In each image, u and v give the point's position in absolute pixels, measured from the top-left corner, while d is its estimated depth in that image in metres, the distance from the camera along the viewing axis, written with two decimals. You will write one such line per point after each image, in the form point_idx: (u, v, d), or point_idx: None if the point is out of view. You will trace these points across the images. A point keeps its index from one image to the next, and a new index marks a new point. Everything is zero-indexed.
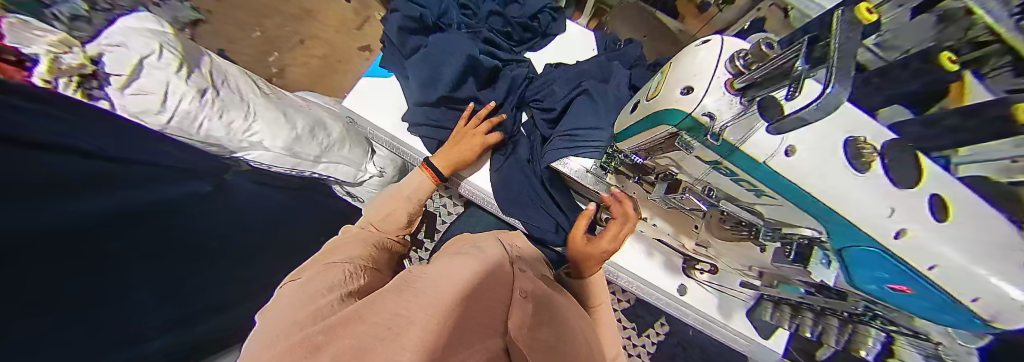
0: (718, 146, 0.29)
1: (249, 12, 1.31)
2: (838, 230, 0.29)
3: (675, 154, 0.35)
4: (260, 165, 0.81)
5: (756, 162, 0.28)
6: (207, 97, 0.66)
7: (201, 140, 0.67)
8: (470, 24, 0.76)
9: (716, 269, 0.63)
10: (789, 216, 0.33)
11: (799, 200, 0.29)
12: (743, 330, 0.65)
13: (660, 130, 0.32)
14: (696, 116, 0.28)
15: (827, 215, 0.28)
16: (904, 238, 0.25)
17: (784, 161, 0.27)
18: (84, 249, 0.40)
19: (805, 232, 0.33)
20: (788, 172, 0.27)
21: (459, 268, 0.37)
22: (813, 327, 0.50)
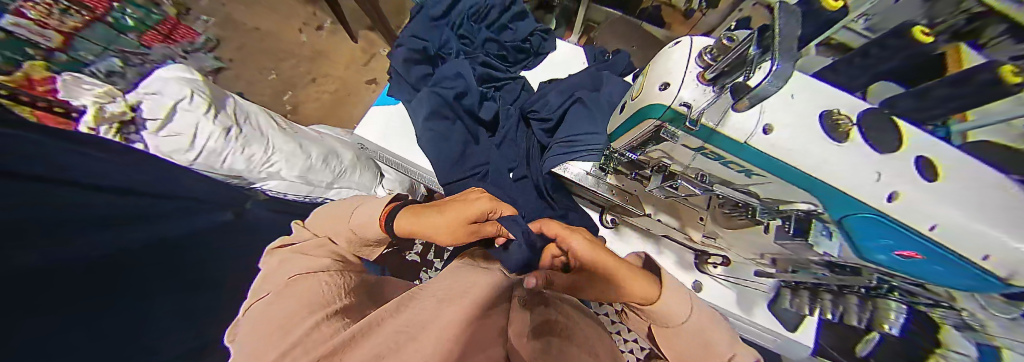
0: (701, 132, 0.31)
1: (266, 57, 1.43)
2: (834, 201, 0.30)
3: (665, 146, 0.38)
4: (279, 194, 0.86)
5: (737, 143, 0.30)
6: (231, 134, 0.71)
7: (225, 174, 0.72)
8: (469, 52, 0.83)
9: (728, 261, 0.63)
10: (781, 192, 0.35)
11: (785, 174, 0.31)
12: (769, 325, 0.62)
13: (647, 124, 0.35)
14: (676, 107, 0.31)
15: (817, 185, 0.30)
16: (898, 200, 0.26)
17: (763, 140, 0.29)
18: (121, 280, 0.44)
19: (800, 206, 0.35)
20: (768, 148, 0.29)
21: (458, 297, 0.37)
22: (834, 307, 0.52)
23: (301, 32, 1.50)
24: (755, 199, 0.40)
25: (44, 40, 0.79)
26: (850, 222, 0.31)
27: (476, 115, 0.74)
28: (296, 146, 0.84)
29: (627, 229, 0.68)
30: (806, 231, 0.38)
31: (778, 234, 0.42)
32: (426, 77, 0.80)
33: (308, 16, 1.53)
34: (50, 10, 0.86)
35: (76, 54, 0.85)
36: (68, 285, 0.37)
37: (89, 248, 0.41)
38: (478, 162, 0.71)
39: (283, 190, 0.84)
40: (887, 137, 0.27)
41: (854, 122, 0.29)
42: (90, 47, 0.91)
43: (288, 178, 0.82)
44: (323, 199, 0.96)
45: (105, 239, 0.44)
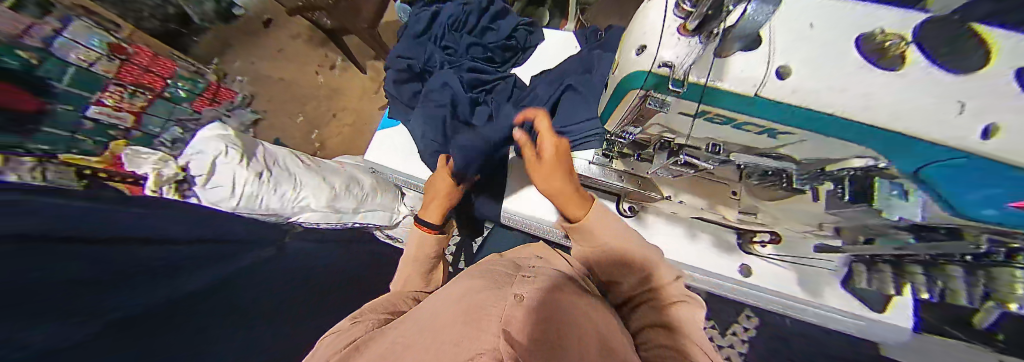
0: (698, 95, 0.27)
1: (291, 103, 1.57)
2: (904, 151, 0.24)
3: (659, 120, 0.34)
4: (312, 224, 0.92)
5: (746, 98, 0.25)
6: (262, 177, 0.78)
7: (263, 213, 0.79)
8: (455, 62, 0.83)
9: (779, 239, 0.54)
10: (825, 150, 0.29)
11: (825, 127, 0.25)
12: (844, 310, 0.54)
13: (631, 96, 0.32)
14: (657, 71, 0.27)
15: (870, 135, 0.24)
16: (997, 137, 0.20)
17: (776, 88, 0.24)
18: (214, 311, 0.52)
19: (856, 164, 0.29)
20: (793, 99, 0.24)
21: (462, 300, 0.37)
22: (931, 284, 0.43)
23: (318, 74, 1.63)
24: (789, 162, 0.35)
25: (121, 122, 0.92)
26: (932, 172, 0.25)
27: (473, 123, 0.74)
28: (319, 179, 0.90)
29: (646, 215, 0.62)
30: (868, 196, 0.30)
31: (828, 199, 0.36)
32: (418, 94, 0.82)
33: (322, 59, 1.66)
34: (122, 95, 0.97)
35: (146, 129, 0.99)
36: (167, 323, 0.44)
37: (186, 285, 0.51)
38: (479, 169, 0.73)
39: (315, 221, 0.91)
40: (959, 50, 0.21)
41: (910, 40, 0.22)
42: (155, 120, 1.06)
43: (318, 209, 0.89)
44: (352, 224, 1.02)
45: (190, 280, 0.52)
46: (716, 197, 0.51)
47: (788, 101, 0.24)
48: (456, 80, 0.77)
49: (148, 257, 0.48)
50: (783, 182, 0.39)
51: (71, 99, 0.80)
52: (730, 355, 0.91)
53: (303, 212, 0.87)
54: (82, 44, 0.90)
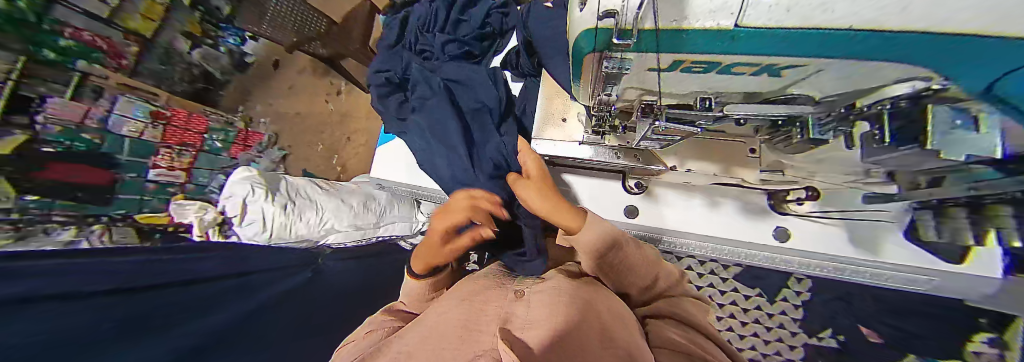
0: (648, 39, 0.25)
1: (311, 133, 1.63)
2: (986, 61, 0.17)
3: (632, 80, 0.32)
4: (341, 244, 0.99)
5: (726, 32, 0.20)
6: (287, 208, 0.84)
7: (294, 240, 0.86)
8: (432, 62, 0.82)
9: (817, 194, 0.50)
10: (850, 79, 0.23)
11: (847, 48, 0.19)
12: (909, 261, 0.50)
13: (590, 59, 0.31)
14: (601, 25, 0.25)
15: (921, 47, 0.17)
16: None
17: (765, 10, 0.18)
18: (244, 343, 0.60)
19: (899, 88, 0.22)
20: (781, 19, 0.18)
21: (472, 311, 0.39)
22: None
23: (327, 101, 1.70)
24: (805, 104, 0.29)
25: (175, 179, 1.04)
26: (1019, 88, 0.18)
27: (456, 124, 0.71)
28: (338, 201, 0.95)
29: (658, 189, 0.61)
30: (920, 131, 0.21)
31: (867, 145, 0.28)
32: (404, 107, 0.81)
33: (328, 87, 1.71)
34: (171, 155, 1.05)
35: (197, 181, 1.10)
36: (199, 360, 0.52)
37: (214, 324, 0.59)
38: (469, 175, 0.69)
39: (342, 241, 0.96)
40: None
41: None
42: (203, 173, 1.13)
43: (342, 229, 0.94)
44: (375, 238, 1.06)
45: (228, 316, 0.62)
46: (728, 159, 0.45)
47: (785, 24, 0.18)
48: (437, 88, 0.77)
49: (185, 297, 0.59)
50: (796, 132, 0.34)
51: (138, 168, 0.94)
52: (782, 322, 0.88)
53: (330, 234, 0.93)
54: (128, 118, 0.98)
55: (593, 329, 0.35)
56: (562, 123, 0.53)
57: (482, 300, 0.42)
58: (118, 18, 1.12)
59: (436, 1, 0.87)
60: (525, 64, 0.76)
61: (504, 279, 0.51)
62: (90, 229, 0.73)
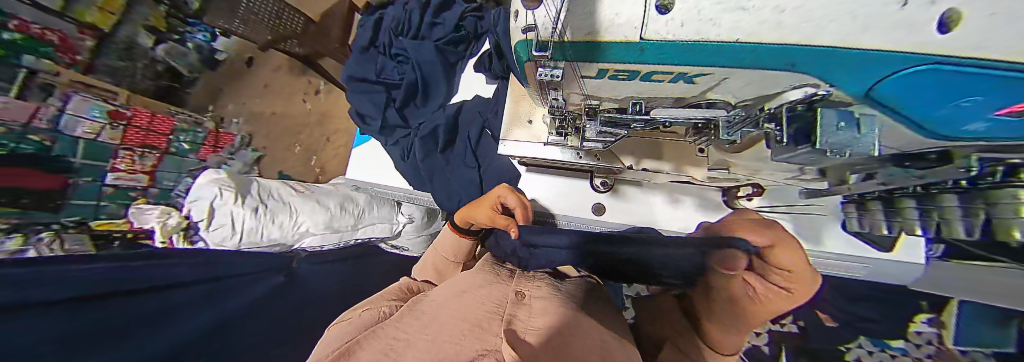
0: (568, 52, 0.27)
1: (288, 134, 1.55)
2: (843, 71, 0.21)
3: (570, 87, 0.35)
4: (318, 248, 0.95)
5: (636, 44, 0.23)
6: (260, 211, 0.81)
7: (266, 245, 0.83)
8: (409, 73, 0.85)
9: (761, 190, 0.57)
10: (761, 86, 0.26)
11: (745, 59, 0.22)
12: (849, 250, 0.57)
13: (528, 67, 0.33)
14: (526, 35, 0.27)
15: (787, 57, 0.21)
16: (953, 31, 0.16)
17: (662, 25, 0.21)
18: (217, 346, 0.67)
19: (790, 96, 0.26)
20: (673, 38, 0.21)
21: (470, 302, 0.39)
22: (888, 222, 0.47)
23: (304, 101, 1.63)
24: (724, 107, 0.32)
25: (137, 183, 0.94)
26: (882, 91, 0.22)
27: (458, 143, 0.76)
28: (313, 203, 0.92)
29: (625, 188, 0.65)
30: (811, 134, 0.27)
31: (776, 145, 0.33)
32: (388, 127, 0.85)
33: (306, 86, 1.65)
34: (134, 159, 0.96)
35: (162, 185, 0.99)
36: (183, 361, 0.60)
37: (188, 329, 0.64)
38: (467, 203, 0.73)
39: (319, 244, 0.93)
40: None
41: None
42: (168, 176, 1.02)
43: (317, 233, 0.91)
44: (354, 241, 1.03)
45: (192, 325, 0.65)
46: (681, 159, 0.49)
47: (685, 37, 0.21)
48: (428, 114, 0.84)
49: (153, 308, 0.62)
50: (716, 135, 0.38)
51: (95, 172, 0.86)
52: None
53: (304, 237, 0.89)
54: (82, 118, 0.88)
55: (599, 341, 0.33)
56: (528, 125, 0.55)
57: (475, 298, 0.40)
58: (71, 12, 1.05)
59: (410, 4, 0.89)
60: (496, 66, 0.77)
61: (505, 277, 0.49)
62: (40, 235, 0.70)
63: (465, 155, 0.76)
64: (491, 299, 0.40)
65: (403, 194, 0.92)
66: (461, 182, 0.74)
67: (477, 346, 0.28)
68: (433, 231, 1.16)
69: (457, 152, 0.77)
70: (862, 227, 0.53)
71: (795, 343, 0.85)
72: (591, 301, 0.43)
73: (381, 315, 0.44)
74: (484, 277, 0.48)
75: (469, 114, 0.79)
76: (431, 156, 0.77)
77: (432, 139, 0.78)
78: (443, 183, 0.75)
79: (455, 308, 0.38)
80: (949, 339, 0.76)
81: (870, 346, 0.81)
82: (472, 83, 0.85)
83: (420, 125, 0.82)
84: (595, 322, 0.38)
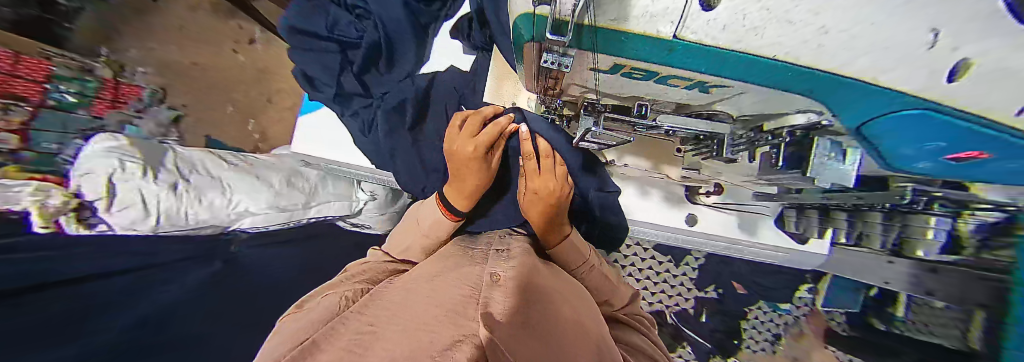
0: (586, 35, 0.21)
1: (214, 91, 1.27)
2: (839, 98, 0.21)
3: (577, 78, 0.28)
4: (263, 228, 0.84)
5: (667, 41, 0.19)
6: (180, 189, 0.67)
7: (195, 226, 0.71)
8: (370, 31, 0.72)
9: (721, 188, 0.59)
10: (768, 105, 0.25)
11: (767, 74, 0.20)
12: (776, 242, 0.64)
13: (529, 50, 0.25)
14: (537, 11, 0.20)
15: (795, 77, 0.20)
16: (964, 79, 0.16)
17: (704, 24, 0.17)
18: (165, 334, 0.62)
19: (800, 117, 0.26)
20: (703, 39, 0.18)
21: (443, 286, 0.33)
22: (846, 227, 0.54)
23: (236, 51, 1.33)
24: (726, 119, 0.31)
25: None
26: (872, 130, 0.23)
27: (432, 119, 0.69)
28: (253, 179, 0.81)
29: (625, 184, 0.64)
30: (804, 160, 0.28)
31: (765, 165, 0.35)
32: (345, 94, 0.74)
33: (235, 32, 1.34)
34: None
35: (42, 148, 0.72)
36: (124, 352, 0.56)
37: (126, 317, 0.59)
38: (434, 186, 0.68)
39: (263, 224, 0.82)
40: None
41: None
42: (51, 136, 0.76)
43: (260, 212, 0.80)
44: (308, 220, 0.94)
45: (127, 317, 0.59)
46: (661, 159, 0.53)
47: (717, 41, 0.18)
48: (393, 83, 0.74)
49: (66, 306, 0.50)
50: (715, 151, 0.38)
51: None
52: (682, 281, 1.02)
53: (244, 218, 0.78)
54: None
55: (585, 338, 0.30)
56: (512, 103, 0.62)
57: (450, 282, 0.34)
58: None
59: None
60: (476, 37, 0.68)
61: (483, 255, 0.45)
62: None
63: (437, 134, 0.68)
64: (473, 278, 0.35)
65: (369, 173, 0.84)
66: (429, 162, 0.68)
67: (454, 331, 0.24)
68: (398, 209, 1.10)
69: (427, 133, 0.69)
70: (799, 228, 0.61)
71: (714, 306, 0.99)
72: (565, 281, 0.42)
73: (341, 305, 0.35)
74: (450, 258, 0.43)
75: (441, 89, 0.70)
76: (396, 133, 0.68)
77: (398, 113, 0.69)
78: (408, 162, 0.68)
79: (425, 294, 0.31)
80: (821, 302, 0.90)
81: (766, 309, 0.97)
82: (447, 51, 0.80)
83: (384, 95, 0.72)
84: (573, 301, 0.37)
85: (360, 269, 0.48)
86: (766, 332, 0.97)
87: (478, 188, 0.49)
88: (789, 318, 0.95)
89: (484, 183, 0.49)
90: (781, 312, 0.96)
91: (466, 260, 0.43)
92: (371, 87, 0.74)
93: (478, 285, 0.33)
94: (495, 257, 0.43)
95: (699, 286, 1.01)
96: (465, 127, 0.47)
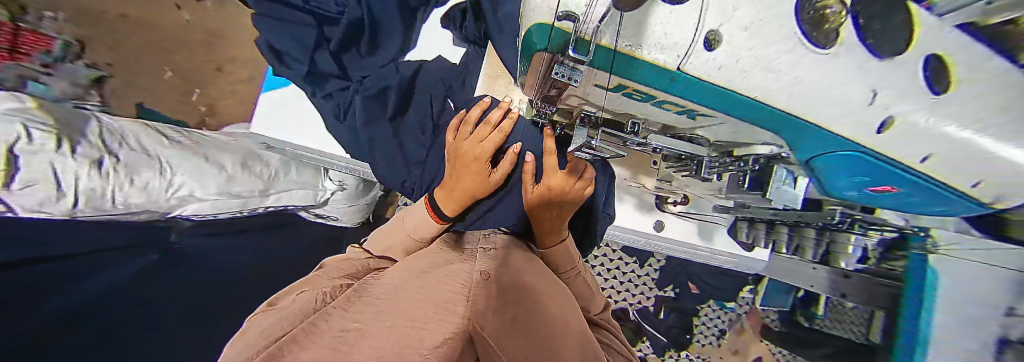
0: (598, 55, 0.21)
1: (149, 51, 1.09)
2: (800, 140, 0.24)
3: (579, 91, 0.29)
4: (208, 216, 0.75)
5: (669, 71, 0.20)
6: (107, 167, 0.57)
7: (125, 212, 0.61)
8: (352, 6, 0.66)
9: (687, 199, 0.65)
10: (737, 135, 0.28)
11: (749, 115, 0.22)
12: (726, 249, 0.72)
13: (540, 59, 0.26)
14: (558, 25, 0.20)
15: (786, 123, 0.22)
16: (888, 130, 0.21)
17: (704, 62, 0.18)
18: (110, 319, 0.55)
19: (763, 148, 0.30)
20: (707, 76, 0.19)
21: (433, 283, 0.33)
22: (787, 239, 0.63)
23: (179, 8, 1.14)
24: (703, 143, 0.35)
25: None
26: (818, 163, 0.27)
27: (416, 110, 0.66)
28: (200, 160, 0.72)
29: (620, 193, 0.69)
30: (765, 184, 0.34)
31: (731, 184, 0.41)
32: (319, 73, 0.68)
33: None
34: None
35: None
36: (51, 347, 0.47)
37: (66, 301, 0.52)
38: (415, 180, 0.66)
39: (209, 212, 0.73)
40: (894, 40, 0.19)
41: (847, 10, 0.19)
42: None
43: (207, 199, 0.71)
44: (263, 209, 0.86)
45: (57, 306, 0.50)
46: (640, 169, 0.57)
47: (714, 79, 0.19)
48: (375, 67, 0.70)
49: None
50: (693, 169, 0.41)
51: None
52: (645, 280, 1.11)
53: (188, 203, 0.69)
54: None
55: (569, 329, 0.32)
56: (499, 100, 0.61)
57: (439, 280, 0.34)
58: None
59: None
60: (469, 30, 0.67)
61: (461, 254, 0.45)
62: None
63: (420, 126, 0.66)
64: (461, 277, 0.35)
65: (342, 162, 0.78)
66: (410, 155, 0.66)
67: (443, 329, 0.25)
68: (370, 201, 1.05)
69: (410, 125, 0.66)
70: (747, 237, 0.70)
71: (671, 303, 1.11)
72: (547, 278, 0.44)
73: (320, 300, 0.33)
74: (432, 256, 0.42)
75: (429, 79, 0.67)
76: (375, 123, 0.65)
77: (379, 101, 0.65)
78: (387, 152, 0.65)
79: (410, 291, 0.31)
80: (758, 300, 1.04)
81: (714, 307, 1.10)
82: (437, 42, 0.75)
83: (363, 80, 0.68)
84: (556, 296, 0.39)
85: (327, 267, 0.45)
86: (713, 327, 1.10)
87: (465, 195, 0.51)
88: (732, 315, 1.09)
89: (473, 191, 0.51)
90: (727, 310, 1.09)
91: (449, 256, 0.43)
92: (349, 67, 0.69)
93: (468, 282, 0.34)
94: (481, 256, 0.43)
95: (658, 285, 1.11)
96: (477, 132, 0.48)
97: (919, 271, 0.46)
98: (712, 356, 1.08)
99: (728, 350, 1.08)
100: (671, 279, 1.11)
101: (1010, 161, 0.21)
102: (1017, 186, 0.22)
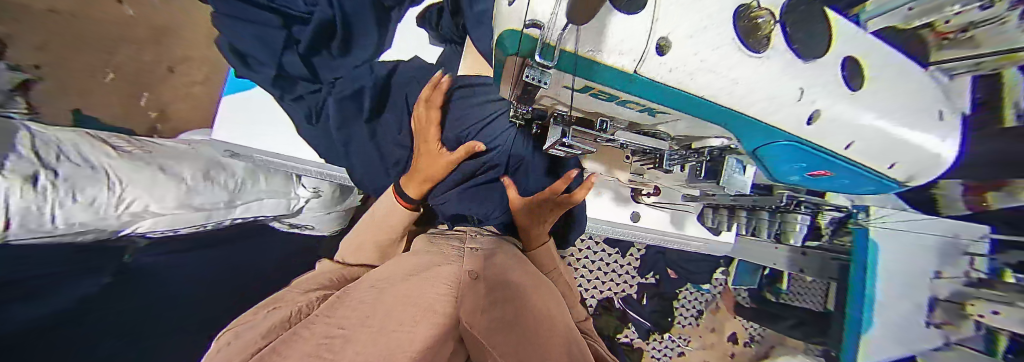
0: (562, 60, 0.21)
1: (84, 49, 0.98)
2: (740, 133, 0.26)
3: (549, 92, 0.29)
4: (167, 232, 0.69)
5: (627, 75, 0.20)
6: (44, 183, 0.47)
7: (65, 233, 0.51)
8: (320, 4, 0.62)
9: (659, 191, 0.69)
10: (695, 130, 0.31)
11: (703, 114, 0.24)
12: (697, 234, 0.77)
13: (512, 62, 0.26)
14: (525, 33, 0.20)
15: (730, 119, 0.23)
16: (815, 121, 0.23)
17: (655, 66, 0.19)
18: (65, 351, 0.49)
19: (716, 142, 0.33)
20: (661, 79, 0.20)
21: (424, 283, 0.31)
22: (749, 223, 0.67)
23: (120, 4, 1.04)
24: (665, 139, 0.37)
25: None
26: (762, 156, 0.28)
27: (394, 112, 0.65)
28: (155, 172, 0.65)
29: (601, 188, 0.72)
30: (718, 172, 0.38)
31: (691, 174, 0.44)
32: (286, 78, 0.66)
33: None
34: None
35: None
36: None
37: (53, 306, 0.49)
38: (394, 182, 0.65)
39: (168, 227, 0.67)
40: (809, 43, 0.22)
41: (776, 17, 0.22)
42: None
43: (165, 213, 0.65)
44: (229, 221, 0.80)
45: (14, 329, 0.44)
46: (614, 163, 0.58)
47: (667, 82, 0.20)
48: (348, 68, 0.67)
49: None
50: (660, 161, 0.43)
51: None
52: (627, 269, 1.16)
53: (141, 220, 0.62)
54: None
55: (555, 327, 0.31)
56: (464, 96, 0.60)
57: (427, 279, 0.32)
58: None
59: None
60: (446, 27, 0.67)
61: (446, 254, 0.43)
62: None
63: (397, 129, 0.65)
64: (450, 272, 0.35)
65: (315, 167, 0.75)
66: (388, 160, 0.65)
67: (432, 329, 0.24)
68: (347, 207, 1.02)
69: (386, 126, 0.65)
70: (714, 222, 0.75)
71: (652, 289, 1.16)
72: (527, 276, 0.44)
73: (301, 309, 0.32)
74: (424, 257, 0.41)
75: (404, 79, 0.66)
76: (349, 125, 0.64)
77: (354, 100, 0.63)
78: (365, 158, 0.65)
79: (387, 291, 0.30)
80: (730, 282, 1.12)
81: (691, 289, 1.18)
82: (413, 42, 0.75)
83: (336, 82, 0.66)
84: (540, 294, 0.39)
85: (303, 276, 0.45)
86: (692, 308, 1.18)
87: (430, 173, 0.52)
88: (707, 296, 1.18)
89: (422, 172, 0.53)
90: (703, 291, 1.17)
91: (435, 256, 0.42)
92: (323, 67, 0.67)
93: (456, 281, 0.33)
94: (469, 255, 0.43)
95: (640, 273, 1.16)
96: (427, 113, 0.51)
97: (863, 240, 0.55)
98: (693, 335, 1.17)
99: (705, 329, 1.17)
100: (652, 266, 1.16)
101: (903, 140, 0.26)
102: (914, 162, 0.28)
